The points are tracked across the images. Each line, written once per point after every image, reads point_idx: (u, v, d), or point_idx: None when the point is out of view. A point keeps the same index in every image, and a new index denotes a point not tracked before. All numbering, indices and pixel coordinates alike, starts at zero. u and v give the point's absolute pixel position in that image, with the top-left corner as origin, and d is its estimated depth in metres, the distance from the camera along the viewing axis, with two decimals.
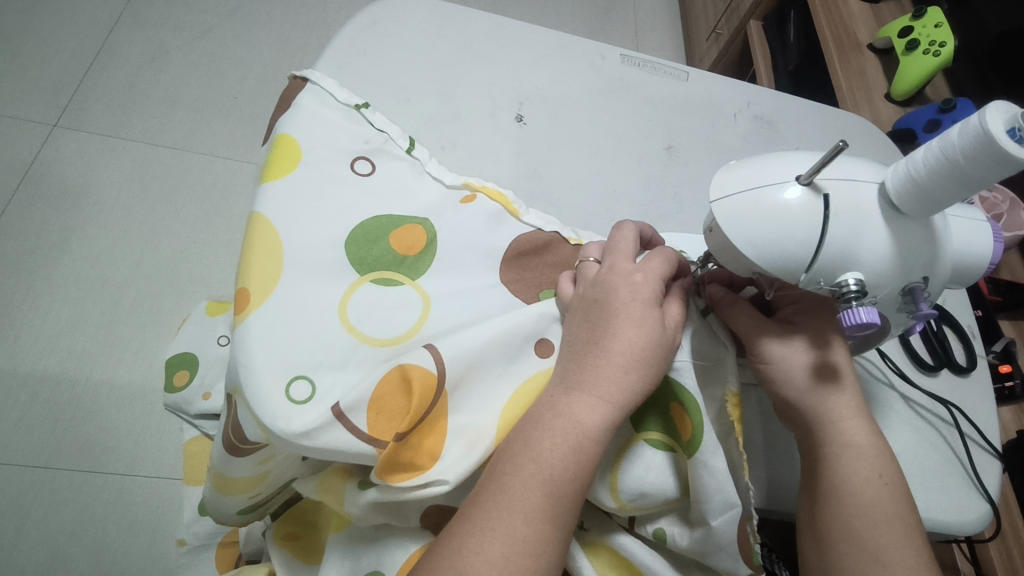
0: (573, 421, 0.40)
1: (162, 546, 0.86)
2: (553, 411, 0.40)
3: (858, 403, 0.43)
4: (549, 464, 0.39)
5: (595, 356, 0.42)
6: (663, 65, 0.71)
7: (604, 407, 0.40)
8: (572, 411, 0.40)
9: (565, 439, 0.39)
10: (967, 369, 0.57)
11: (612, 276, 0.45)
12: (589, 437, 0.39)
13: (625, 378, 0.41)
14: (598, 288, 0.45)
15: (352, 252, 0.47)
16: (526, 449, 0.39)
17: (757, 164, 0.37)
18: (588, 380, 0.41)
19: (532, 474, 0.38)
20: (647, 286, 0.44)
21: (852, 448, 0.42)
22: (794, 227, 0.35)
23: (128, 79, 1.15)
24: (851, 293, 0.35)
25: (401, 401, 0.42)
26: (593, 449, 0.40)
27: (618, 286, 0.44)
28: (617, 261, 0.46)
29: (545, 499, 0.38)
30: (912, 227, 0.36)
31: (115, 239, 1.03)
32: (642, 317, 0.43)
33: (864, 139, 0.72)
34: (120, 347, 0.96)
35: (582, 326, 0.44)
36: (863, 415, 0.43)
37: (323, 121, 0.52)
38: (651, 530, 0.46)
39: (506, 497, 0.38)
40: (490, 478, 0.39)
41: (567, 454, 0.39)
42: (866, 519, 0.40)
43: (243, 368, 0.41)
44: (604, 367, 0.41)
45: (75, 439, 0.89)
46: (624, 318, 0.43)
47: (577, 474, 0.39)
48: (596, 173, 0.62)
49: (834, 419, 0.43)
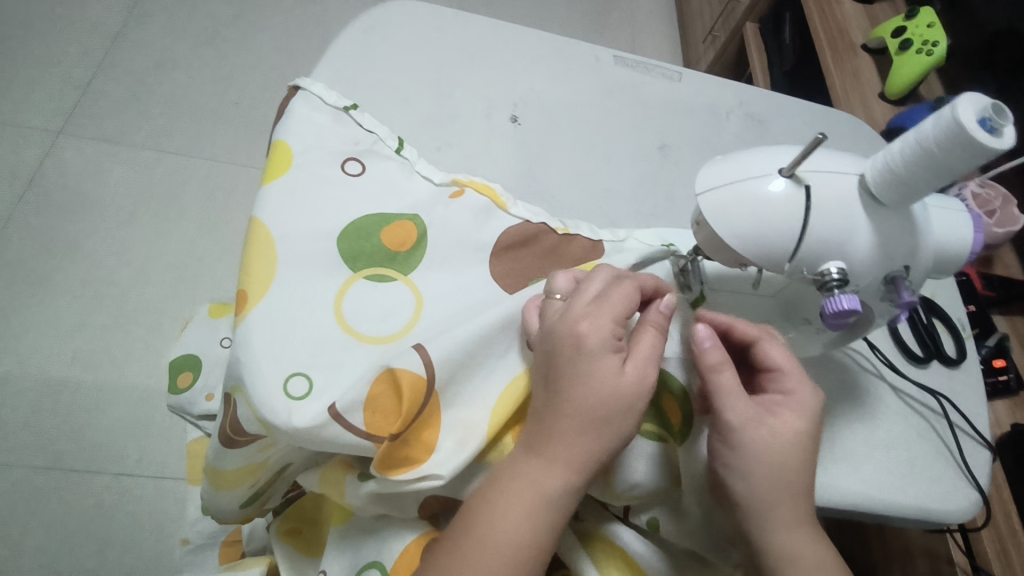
0: (530, 485, 0.39)
1: (165, 544, 0.87)
2: (510, 474, 0.40)
3: (813, 418, 0.43)
4: (511, 533, 0.39)
5: (549, 417, 0.40)
6: (655, 65, 0.72)
7: (562, 471, 0.39)
8: (527, 474, 0.40)
9: (523, 505, 0.39)
10: (957, 360, 0.58)
11: (562, 323, 0.42)
12: (547, 499, 0.39)
13: (580, 439, 0.40)
14: (553, 339, 0.42)
15: (344, 247, 0.49)
16: (487, 513, 0.39)
17: (741, 158, 0.38)
18: (542, 443, 0.40)
19: (495, 537, 0.39)
20: (606, 335, 0.41)
21: (805, 463, 0.42)
22: (776, 220, 0.36)
23: (131, 85, 1.17)
24: (833, 281, 0.36)
25: (393, 402, 0.43)
26: (554, 510, 0.40)
27: (566, 335, 0.41)
28: (574, 301, 0.43)
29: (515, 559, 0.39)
30: (891, 217, 0.37)
31: (118, 243, 1.04)
32: (593, 372, 0.40)
33: (855, 136, 0.73)
34: (124, 349, 0.97)
35: (542, 379, 0.42)
36: (815, 426, 0.43)
37: (313, 125, 0.54)
38: (645, 519, 0.48)
39: (474, 555, 0.38)
40: (460, 535, 0.39)
41: (525, 517, 0.39)
42: (817, 539, 0.41)
43: (244, 365, 0.43)
44: (558, 429, 0.40)
45: (79, 440, 0.90)
46: (573, 375, 0.40)
47: (541, 536, 0.39)
48: (590, 172, 0.63)
49: (789, 442, 0.42)
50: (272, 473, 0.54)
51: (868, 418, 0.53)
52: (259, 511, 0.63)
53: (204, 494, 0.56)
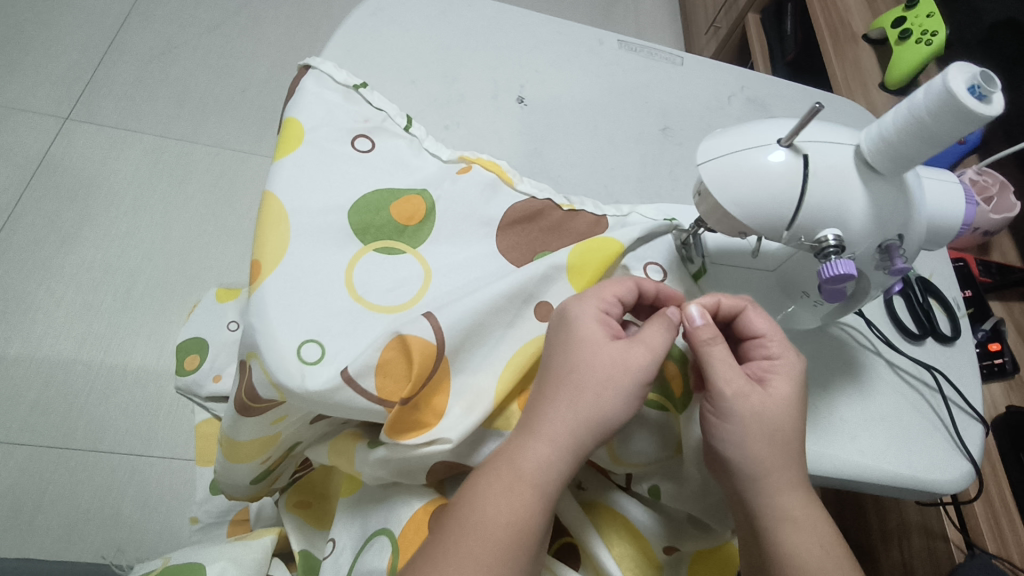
0: (518, 466, 0.41)
1: (173, 522, 0.88)
2: (500, 457, 0.42)
3: (796, 407, 0.45)
4: (499, 512, 0.40)
5: (541, 400, 0.43)
6: (658, 50, 0.73)
7: (549, 451, 0.41)
8: (514, 456, 0.42)
9: (510, 483, 0.41)
10: (951, 338, 0.59)
11: (558, 309, 0.46)
12: (532, 476, 0.41)
13: (566, 422, 0.42)
14: (554, 326, 0.45)
15: (355, 220, 0.50)
16: (481, 494, 0.41)
17: (742, 130, 0.39)
18: (530, 426, 0.42)
19: (486, 514, 0.40)
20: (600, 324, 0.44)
21: (787, 448, 0.44)
22: (774, 189, 0.37)
23: (138, 73, 1.18)
24: (830, 247, 0.37)
25: (404, 367, 0.44)
26: (540, 491, 0.41)
27: (560, 320, 0.45)
28: (572, 294, 0.47)
29: (502, 538, 0.40)
30: (886, 186, 0.38)
31: (126, 228, 1.06)
32: (581, 351, 0.43)
33: (855, 120, 0.74)
34: (133, 332, 0.99)
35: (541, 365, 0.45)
36: (797, 413, 0.45)
37: (324, 102, 0.55)
38: (646, 488, 0.50)
39: (471, 538, 0.40)
40: (459, 521, 0.40)
41: (512, 497, 0.40)
42: (808, 526, 0.43)
43: (258, 331, 0.45)
44: (549, 409, 0.42)
45: (89, 420, 0.92)
46: (563, 356, 0.44)
47: (527, 516, 0.41)
48: (595, 152, 0.64)
49: (770, 431, 0.44)
50: (283, 450, 0.57)
51: (863, 390, 0.54)
52: (268, 491, 0.64)
53: (217, 468, 0.58)
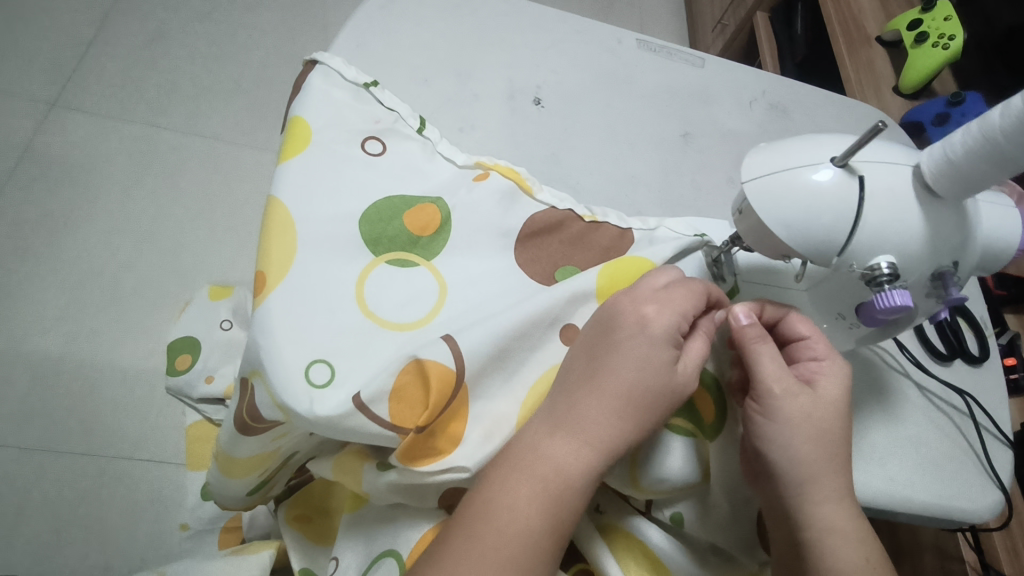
0: (553, 464, 0.40)
1: (161, 529, 0.84)
2: (535, 450, 0.41)
3: (842, 414, 0.45)
4: (528, 508, 0.40)
5: (584, 396, 0.42)
6: (678, 51, 0.70)
7: (587, 452, 0.41)
8: (552, 454, 0.41)
9: (544, 482, 0.40)
10: (979, 358, 0.57)
11: (622, 304, 0.44)
12: (569, 482, 0.40)
13: (609, 425, 0.41)
14: (607, 319, 0.44)
15: (366, 230, 0.47)
16: (509, 487, 0.40)
17: (790, 146, 0.37)
18: (573, 424, 0.41)
19: (516, 510, 0.39)
20: (660, 324, 0.43)
21: (831, 455, 0.44)
22: (824, 213, 0.35)
23: (128, 59, 1.14)
24: (883, 276, 0.35)
25: (420, 393, 0.42)
26: (571, 493, 0.40)
27: (626, 317, 0.44)
28: (638, 285, 0.45)
29: (528, 536, 0.39)
30: (944, 210, 0.35)
31: (114, 222, 1.01)
32: (640, 362, 0.42)
33: (878, 129, 0.72)
34: (121, 330, 0.95)
35: (582, 358, 0.44)
36: (842, 421, 0.45)
37: (333, 101, 0.52)
38: (669, 514, 0.48)
39: (500, 532, 0.39)
40: (485, 508, 0.40)
41: (545, 500, 0.40)
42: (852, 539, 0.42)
43: (263, 349, 0.42)
44: (595, 409, 0.41)
45: (76, 422, 0.88)
46: (620, 360, 0.43)
47: (555, 516, 0.40)
48: (615, 159, 0.61)
49: (814, 436, 0.43)
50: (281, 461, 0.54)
51: (891, 414, 0.52)
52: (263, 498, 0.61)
53: (211, 480, 0.55)
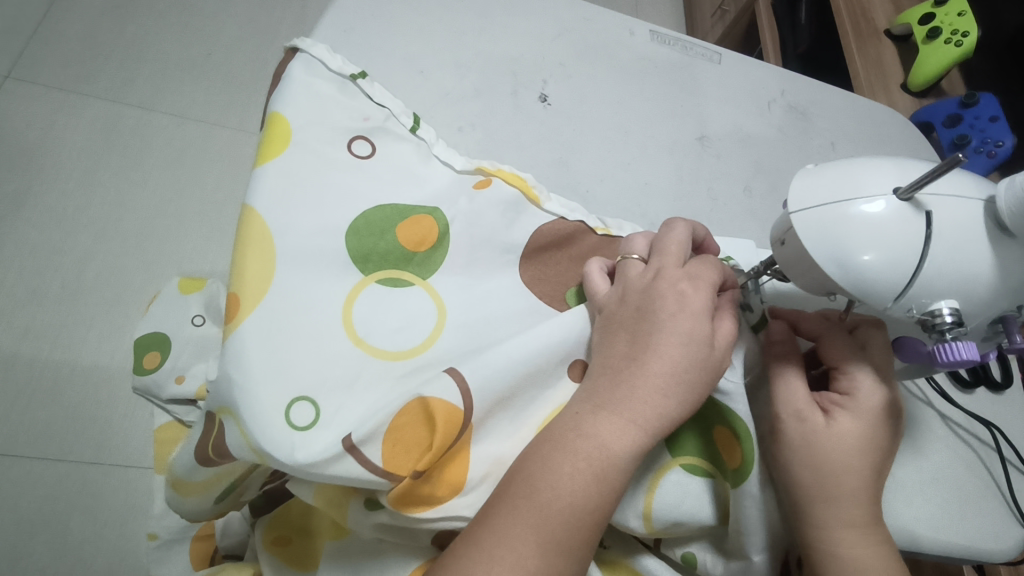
0: (599, 446, 0.37)
1: (130, 540, 0.75)
2: (578, 431, 0.37)
3: (878, 437, 0.40)
4: (568, 494, 0.36)
5: (627, 373, 0.39)
6: (693, 44, 0.66)
7: (634, 431, 0.37)
8: (597, 433, 0.37)
9: (588, 465, 0.36)
10: (1003, 386, 0.55)
11: (661, 283, 0.41)
12: (615, 463, 0.37)
13: (656, 401, 0.38)
14: (646, 296, 0.41)
15: (352, 244, 0.43)
16: (544, 474, 0.36)
17: (841, 172, 0.33)
18: (621, 400, 0.38)
19: (548, 502, 0.36)
20: (698, 298, 0.41)
21: (858, 479, 0.39)
22: (881, 251, 0.31)
23: (91, 29, 1.04)
24: (945, 325, 0.31)
25: (422, 433, 0.38)
26: (617, 476, 0.37)
27: (666, 294, 0.41)
28: (665, 265, 0.43)
29: (564, 529, 0.36)
30: (1018, 250, 0.32)
31: (76, 204, 0.91)
32: (690, 333, 0.40)
33: (898, 135, 0.68)
34: (83, 324, 0.84)
35: (621, 335, 0.41)
36: (878, 444, 0.40)
37: (316, 95, 0.47)
38: (680, 554, 0.44)
39: (515, 524, 0.35)
40: (500, 499, 0.36)
41: (589, 481, 0.36)
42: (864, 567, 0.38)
43: (236, 385, 0.37)
44: (639, 387, 0.38)
45: (31, 424, 0.78)
46: (668, 333, 0.39)
47: (599, 502, 0.36)
48: (625, 164, 0.58)
49: (839, 457, 0.39)
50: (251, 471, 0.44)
51: (916, 448, 0.49)
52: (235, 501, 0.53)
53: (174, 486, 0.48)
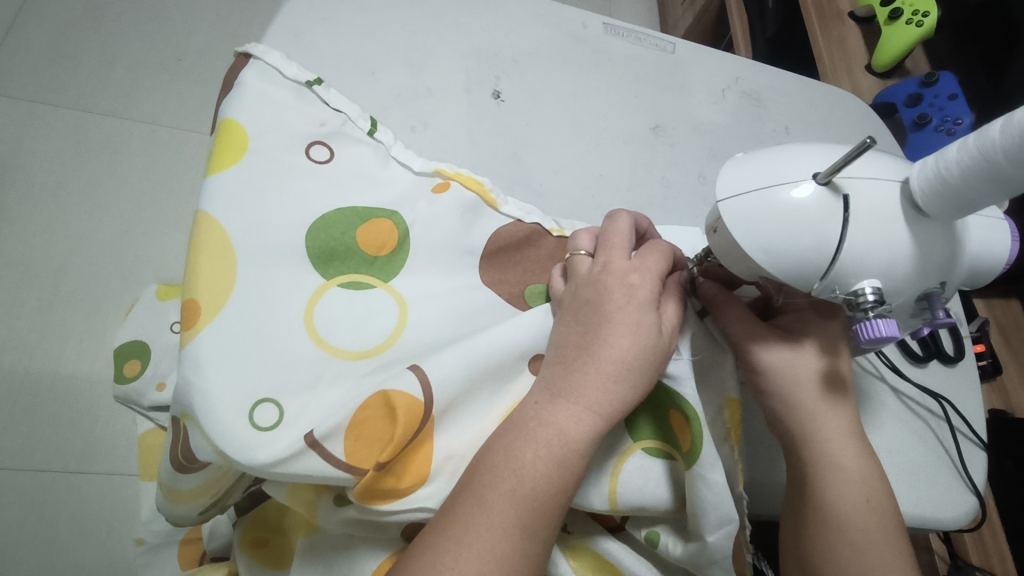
0: (557, 432, 0.38)
1: (119, 545, 0.73)
2: (535, 420, 0.38)
3: (831, 400, 0.44)
4: (530, 478, 0.37)
5: (579, 363, 0.40)
6: (647, 35, 0.67)
7: (590, 417, 0.39)
8: (556, 420, 0.38)
9: (548, 450, 0.38)
10: (954, 359, 0.57)
11: (608, 277, 0.43)
12: (573, 449, 0.38)
13: (608, 388, 0.39)
14: (593, 289, 0.42)
15: (312, 244, 0.44)
16: (506, 461, 0.37)
17: (767, 161, 0.35)
18: (576, 388, 0.39)
19: (512, 487, 0.37)
20: (645, 288, 0.42)
21: (819, 437, 0.43)
22: (806, 233, 0.32)
23: (57, 36, 1.02)
24: (868, 303, 0.33)
25: (384, 427, 0.39)
26: (576, 461, 0.38)
27: (613, 288, 0.42)
28: (611, 258, 0.44)
29: (527, 514, 0.37)
30: (933, 228, 0.33)
31: (49, 214, 0.89)
32: (637, 323, 0.41)
33: (854, 117, 0.69)
34: (61, 335, 0.82)
35: (573, 326, 0.42)
36: (833, 406, 0.43)
37: (272, 102, 0.48)
38: (643, 534, 0.45)
39: (485, 512, 0.36)
40: (467, 488, 0.37)
41: (549, 466, 0.37)
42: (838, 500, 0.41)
43: (197, 390, 0.37)
44: (590, 376, 0.39)
45: (15, 435, 0.76)
46: (617, 324, 0.41)
47: (560, 487, 0.38)
48: (580, 157, 0.59)
49: (814, 417, 0.43)
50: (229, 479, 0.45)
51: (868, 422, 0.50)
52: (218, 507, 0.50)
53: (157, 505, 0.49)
